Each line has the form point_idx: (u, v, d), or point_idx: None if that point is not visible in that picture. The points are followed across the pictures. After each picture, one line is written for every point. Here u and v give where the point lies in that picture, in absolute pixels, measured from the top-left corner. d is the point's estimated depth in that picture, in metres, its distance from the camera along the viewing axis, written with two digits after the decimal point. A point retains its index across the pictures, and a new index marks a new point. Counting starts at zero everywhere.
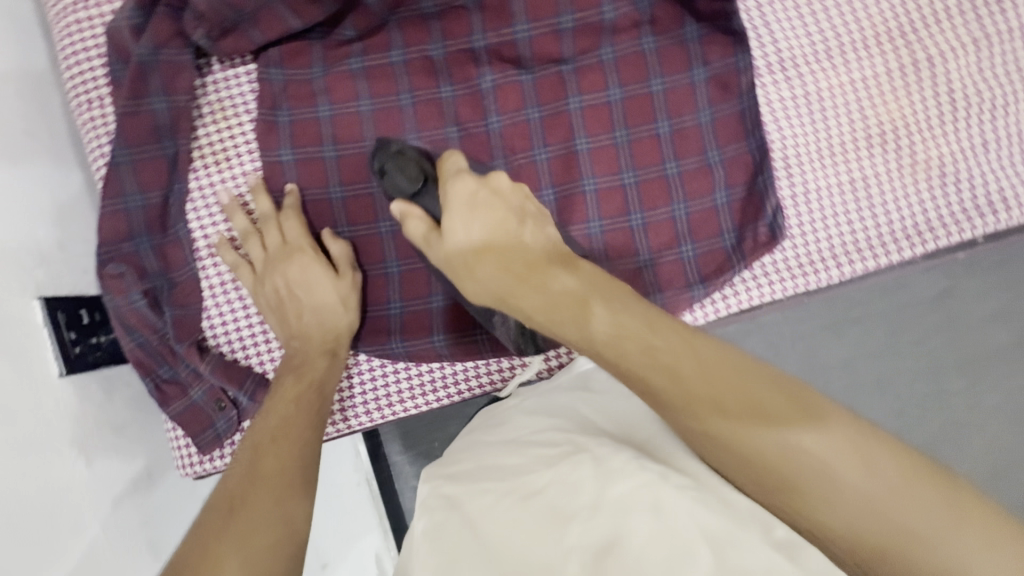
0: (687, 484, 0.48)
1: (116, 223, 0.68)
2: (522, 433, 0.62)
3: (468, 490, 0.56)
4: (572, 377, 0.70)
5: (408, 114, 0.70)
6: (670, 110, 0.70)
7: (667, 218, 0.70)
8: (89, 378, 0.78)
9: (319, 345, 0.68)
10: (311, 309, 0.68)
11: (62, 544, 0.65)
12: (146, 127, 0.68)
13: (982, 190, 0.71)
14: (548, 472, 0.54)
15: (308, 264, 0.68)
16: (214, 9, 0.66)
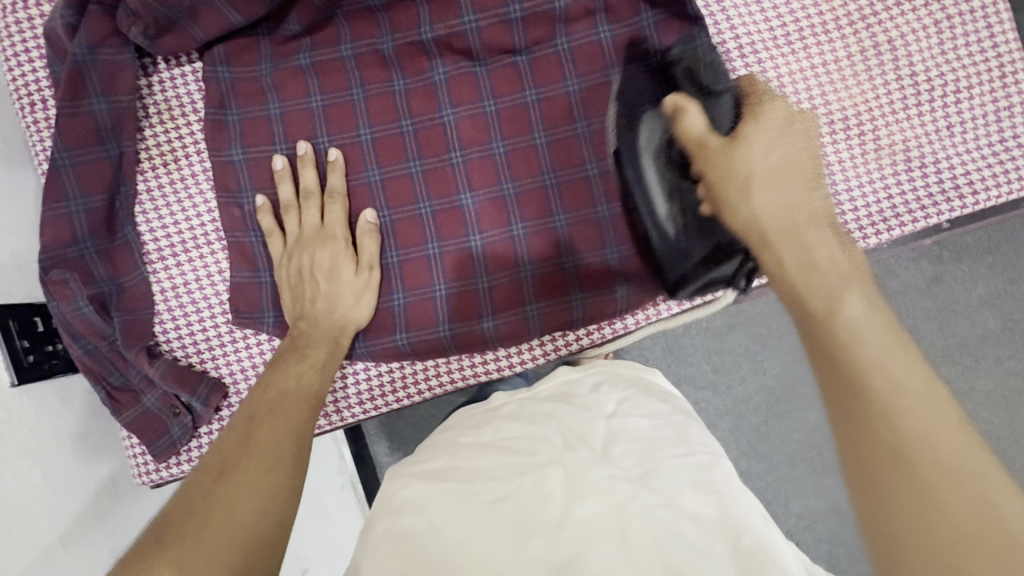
0: (659, 503, 0.49)
1: (58, 228, 0.66)
2: (492, 433, 0.59)
3: (431, 493, 0.53)
4: (552, 388, 0.66)
5: (360, 109, 0.69)
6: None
7: None
8: (45, 388, 0.76)
9: (325, 331, 0.65)
10: (327, 298, 0.65)
11: (21, 557, 0.63)
12: (90, 129, 0.67)
13: (950, 175, 0.69)
14: (515, 479, 0.52)
15: (338, 252, 0.66)
16: (146, 6, 0.63)
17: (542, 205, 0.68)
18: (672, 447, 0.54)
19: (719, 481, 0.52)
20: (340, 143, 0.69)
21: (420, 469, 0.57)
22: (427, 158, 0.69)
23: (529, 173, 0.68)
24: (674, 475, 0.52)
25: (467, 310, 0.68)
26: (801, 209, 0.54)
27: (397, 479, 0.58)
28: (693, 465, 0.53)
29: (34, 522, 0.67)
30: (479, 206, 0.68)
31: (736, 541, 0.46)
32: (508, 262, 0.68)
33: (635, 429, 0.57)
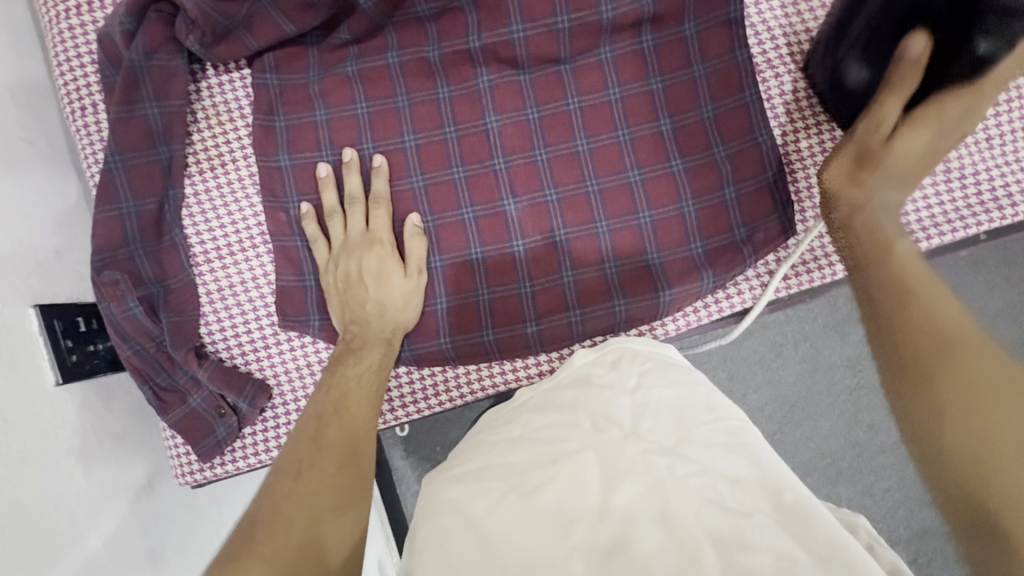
0: (698, 470, 0.47)
1: (110, 230, 0.67)
2: (521, 428, 0.55)
3: (466, 493, 0.49)
4: (573, 373, 0.60)
5: (405, 115, 0.70)
6: (672, 106, 0.69)
7: (676, 216, 0.69)
8: (86, 386, 0.77)
9: (378, 332, 0.67)
10: (376, 302, 0.66)
11: (64, 558, 0.64)
12: (144, 133, 0.68)
13: (990, 187, 0.68)
14: (551, 468, 0.48)
15: (386, 256, 0.67)
16: (206, 15, 0.64)
17: (584, 212, 0.69)
18: (700, 415, 0.52)
19: (758, 451, 0.49)
20: (385, 149, 0.70)
21: (456, 471, 0.53)
22: (470, 164, 0.70)
23: (572, 180, 0.69)
24: (706, 443, 0.49)
25: (510, 314, 0.70)
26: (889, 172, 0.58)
27: (435, 484, 0.53)
28: (723, 430, 0.50)
29: (75, 520, 0.67)
30: (521, 212, 0.70)
31: (775, 496, 0.45)
32: (551, 269, 0.69)
33: (662, 399, 0.53)
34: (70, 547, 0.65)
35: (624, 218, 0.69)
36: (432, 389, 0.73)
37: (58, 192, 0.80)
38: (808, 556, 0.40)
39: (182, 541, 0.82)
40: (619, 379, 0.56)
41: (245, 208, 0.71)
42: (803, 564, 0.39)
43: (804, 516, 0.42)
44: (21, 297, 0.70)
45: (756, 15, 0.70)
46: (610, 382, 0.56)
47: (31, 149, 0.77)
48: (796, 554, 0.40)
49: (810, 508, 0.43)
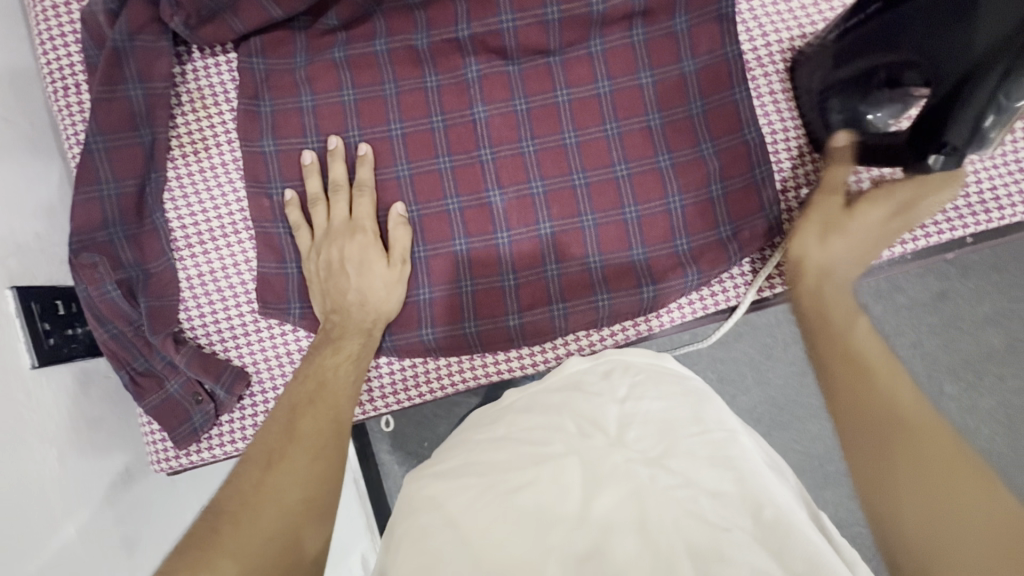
0: (677, 483, 0.45)
1: (89, 211, 0.66)
2: (506, 428, 0.53)
3: (444, 489, 0.47)
4: (562, 378, 0.59)
5: (392, 104, 0.69)
6: (661, 101, 0.69)
7: (661, 211, 0.68)
8: (64, 370, 0.76)
9: (358, 321, 0.66)
10: (357, 291, 0.66)
11: (36, 542, 0.63)
12: (126, 115, 0.67)
13: (979, 189, 0.68)
14: (533, 470, 0.47)
15: (368, 246, 0.66)
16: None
17: (570, 205, 0.69)
18: (688, 428, 0.50)
19: (744, 463, 0.47)
20: (371, 138, 0.69)
21: (437, 468, 0.51)
22: (456, 155, 0.69)
23: (558, 173, 0.69)
24: (693, 455, 0.47)
25: (493, 307, 0.69)
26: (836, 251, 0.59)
27: (415, 481, 0.52)
28: (710, 444, 0.48)
29: (48, 505, 0.67)
30: (507, 204, 0.69)
31: (754, 510, 0.43)
32: (536, 262, 0.69)
33: (651, 414, 0.51)
34: (42, 532, 0.64)
35: (610, 213, 0.69)
36: (413, 381, 0.72)
37: (40, 173, 0.80)
38: (785, 574, 0.38)
39: (159, 529, 0.81)
40: (610, 389, 0.55)
41: (229, 195, 0.71)
42: None
43: (788, 533, 0.41)
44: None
45: (748, 12, 0.69)
46: (600, 391, 0.55)
47: (14, 129, 0.76)
48: (772, 570, 0.39)
49: (792, 525, 0.42)
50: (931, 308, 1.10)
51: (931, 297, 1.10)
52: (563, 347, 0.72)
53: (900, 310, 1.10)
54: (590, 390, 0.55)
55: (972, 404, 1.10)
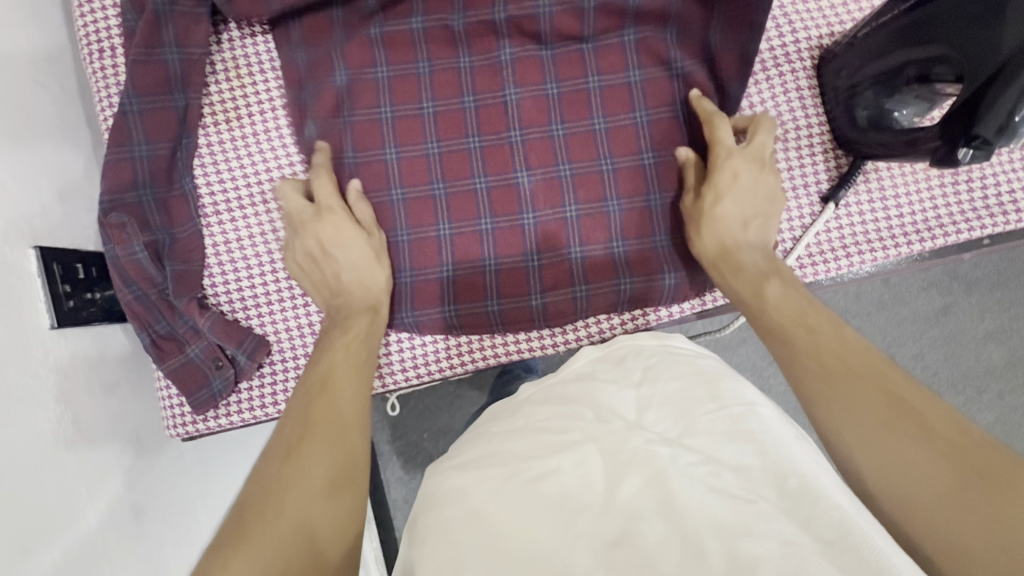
0: (699, 459, 0.44)
1: (120, 171, 0.67)
2: (524, 420, 0.52)
3: (467, 481, 0.47)
4: (577, 372, 0.57)
5: (426, 82, 0.70)
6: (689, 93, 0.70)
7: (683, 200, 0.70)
8: (81, 333, 0.76)
9: (361, 300, 0.66)
10: (348, 267, 0.66)
11: (46, 500, 0.63)
12: (161, 78, 0.68)
13: (996, 191, 0.69)
14: (554, 458, 0.46)
15: (342, 223, 0.66)
16: None
17: (597, 190, 0.69)
18: (705, 403, 0.48)
19: (765, 436, 0.45)
20: (402, 114, 0.70)
21: (457, 461, 0.51)
22: (486, 135, 0.70)
23: (587, 157, 0.70)
24: (711, 432, 0.46)
25: (515, 285, 0.70)
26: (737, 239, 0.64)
27: (435, 475, 0.51)
28: (727, 418, 0.47)
29: (60, 465, 0.66)
30: (534, 185, 0.70)
31: (778, 482, 0.42)
32: (559, 244, 0.70)
33: (666, 390, 0.51)
34: (53, 491, 0.64)
35: (634, 199, 0.70)
36: (432, 357, 0.73)
37: (67, 136, 0.80)
38: (814, 541, 0.38)
39: (165, 498, 0.81)
40: (624, 374, 0.54)
41: (258, 166, 0.71)
42: (811, 550, 0.37)
43: (816, 505, 0.40)
44: (23, 236, 0.69)
45: (779, 9, 0.71)
46: (614, 376, 0.54)
47: (44, 90, 0.76)
48: (803, 540, 0.38)
49: (817, 492, 0.40)
50: (934, 321, 1.12)
51: (934, 310, 1.12)
52: (581, 330, 0.73)
53: (905, 320, 1.12)
54: (605, 377, 0.54)
55: (971, 417, 1.12)
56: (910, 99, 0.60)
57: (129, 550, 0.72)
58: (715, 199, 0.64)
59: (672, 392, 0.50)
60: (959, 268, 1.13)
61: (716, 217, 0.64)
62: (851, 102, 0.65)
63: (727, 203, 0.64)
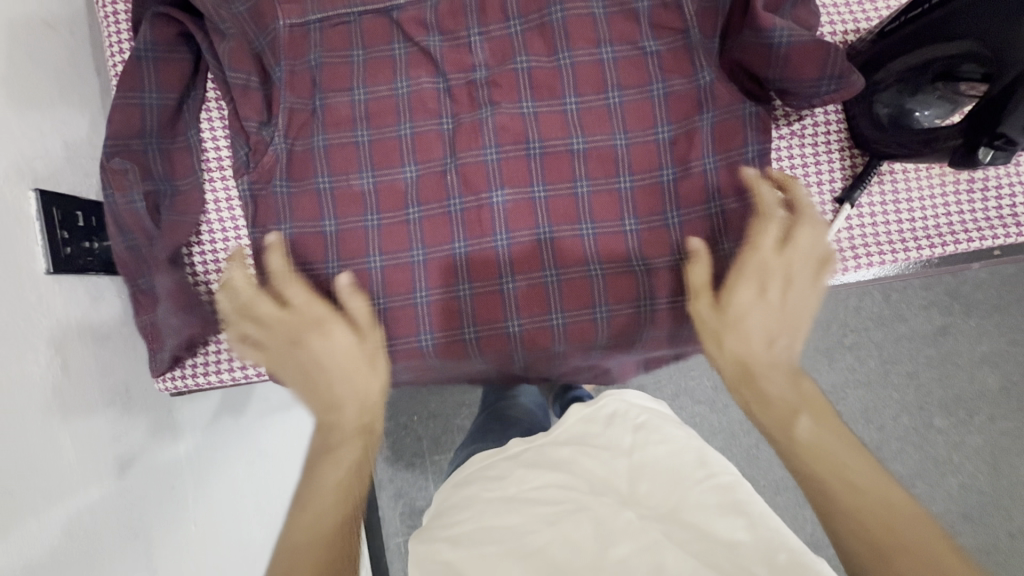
0: (693, 536, 0.42)
1: (129, 116, 0.65)
2: (517, 485, 0.51)
3: (462, 551, 0.45)
4: (569, 433, 0.57)
5: (446, 139, 0.70)
6: (787, 70, 0.63)
7: (661, 226, 0.69)
8: (75, 281, 0.76)
9: (354, 425, 0.57)
10: (339, 377, 0.58)
11: (30, 444, 0.62)
12: (179, 27, 0.68)
13: (1011, 200, 0.68)
14: (548, 532, 0.44)
15: (331, 327, 0.61)
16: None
17: (614, 208, 0.70)
18: (695, 472, 0.48)
19: (746, 503, 0.45)
20: (426, 172, 0.70)
21: (449, 532, 0.48)
22: (551, 184, 0.70)
23: (605, 176, 0.70)
24: (702, 504, 0.45)
25: (535, 303, 0.70)
26: (759, 359, 0.55)
27: (426, 544, 0.48)
28: (716, 489, 0.46)
29: (46, 412, 0.66)
30: (550, 200, 0.70)
31: (768, 558, 0.40)
32: (578, 260, 0.70)
33: (656, 462, 0.50)
34: (38, 436, 0.64)
35: (653, 218, 0.70)
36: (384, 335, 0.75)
37: (76, 82, 0.80)
38: None
39: (151, 458, 0.80)
40: (615, 441, 0.54)
41: (243, 196, 0.69)
42: None
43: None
44: (24, 177, 0.69)
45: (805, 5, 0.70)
46: (606, 444, 0.54)
47: (56, 34, 0.76)
48: None
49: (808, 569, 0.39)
50: (932, 341, 1.11)
51: (932, 329, 1.11)
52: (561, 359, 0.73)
53: (900, 338, 1.11)
54: (598, 443, 0.54)
55: (961, 439, 1.11)
56: (932, 99, 0.59)
57: (112, 504, 0.71)
58: (735, 316, 0.58)
59: (666, 467, 0.49)
60: (960, 289, 1.12)
61: (735, 336, 0.57)
62: (871, 99, 0.63)
63: (752, 326, 0.57)
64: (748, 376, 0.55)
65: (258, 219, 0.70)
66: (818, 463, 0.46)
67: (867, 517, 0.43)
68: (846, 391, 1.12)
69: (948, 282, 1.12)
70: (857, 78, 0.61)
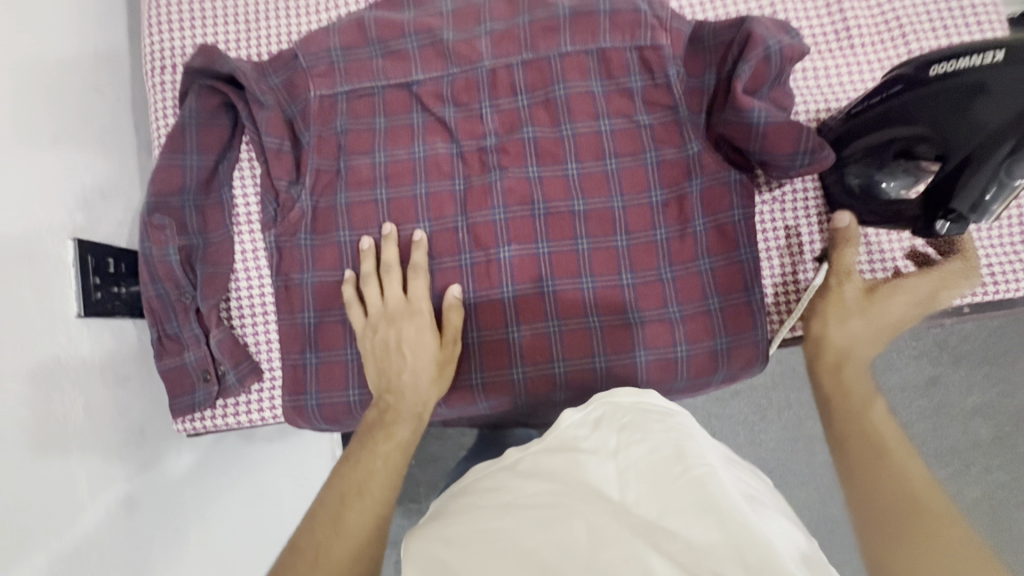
0: (675, 545, 0.40)
1: (170, 176, 0.72)
2: (508, 495, 0.48)
3: (453, 553, 0.44)
4: (561, 436, 0.53)
5: (459, 198, 0.77)
6: (766, 144, 0.70)
7: (655, 280, 0.75)
8: (102, 324, 0.80)
9: (411, 406, 0.68)
10: (410, 369, 0.69)
11: (50, 482, 0.65)
12: (222, 97, 0.74)
13: (973, 262, 0.76)
14: (542, 535, 0.43)
15: (423, 328, 0.71)
16: (317, 35, 0.76)
17: (612, 264, 0.75)
18: (673, 468, 0.46)
19: (723, 503, 0.42)
20: (439, 229, 0.76)
21: (444, 534, 0.47)
22: (554, 241, 0.76)
23: (604, 234, 0.76)
24: (680, 505, 0.43)
25: (538, 351, 0.75)
26: (854, 351, 0.66)
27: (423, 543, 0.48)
28: (694, 484, 0.44)
29: (67, 451, 0.69)
30: (554, 255, 0.75)
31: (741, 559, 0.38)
32: (578, 311, 0.75)
33: (639, 458, 0.48)
34: (59, 475, 0.66)
35: (648, 273, 0.75)
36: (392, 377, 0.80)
37: (115, 141, 0.87)
38: None
39: (162, 497, 0.83)
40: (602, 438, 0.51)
41: (269, 247, 0.75)
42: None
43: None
44: (64, 229, 0.74)
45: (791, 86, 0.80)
46: (594, 444, 0.51)
47: (99, 99, 0.85)
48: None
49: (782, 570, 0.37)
50: (923, 391, 1.15)
51: (923, 380, 1.15)
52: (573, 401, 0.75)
53: (891, 388, 1.15)
54: (585, 445, 0.51)
55: (956, 491, 1.13)
56: (897, 172, 0.66)
57: (122, 544, 0.73)
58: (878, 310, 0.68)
59: (648, 466, 0.47)
60: (948, 340, 1.15)
61: (841, 323, 0.68)
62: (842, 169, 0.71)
63: (844, 339, 0.67)
64: (837, 367, 0.65)
65: (281, 268, 0.75)
66: (896, 471, 0.51)
67: (915, 527, 0.46)
68: None
69: (936, 334, 1.15)
70: (827, 154, 0.68)
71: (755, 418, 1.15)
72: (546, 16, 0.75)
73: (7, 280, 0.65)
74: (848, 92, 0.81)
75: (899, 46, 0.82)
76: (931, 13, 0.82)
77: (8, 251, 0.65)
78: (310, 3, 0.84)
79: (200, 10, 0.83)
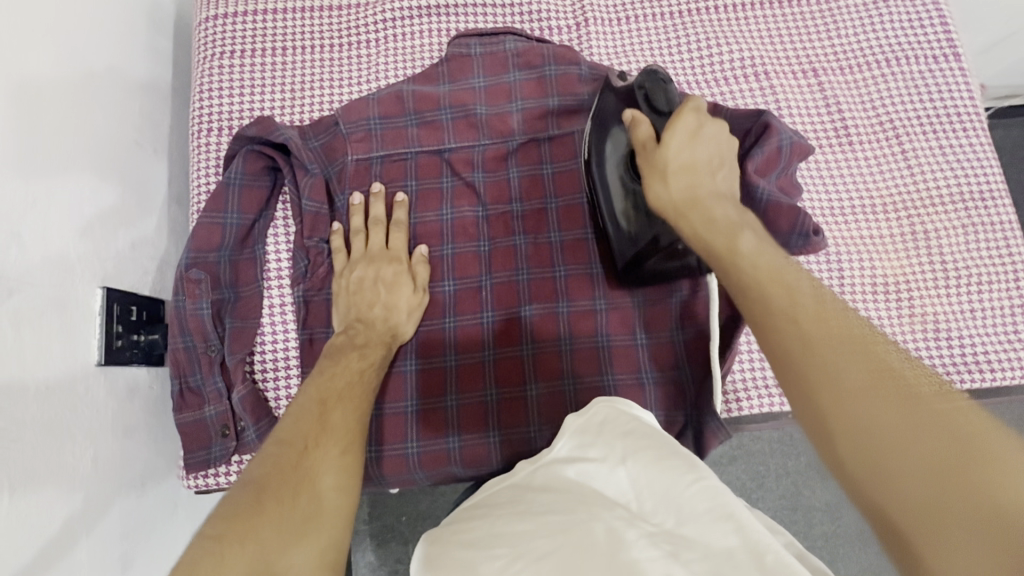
0: (690, 552, 0.38)
1: (211, 234, 0.75)
2: (530, 503, 0.50)
3: (473, 553, 0.45)
4: (570, 444, 0.55)
5: (484, 258, 0.80)
6: (765, 220, 0.75)
7: (667, 341, 0.77)
8: (119, 373, 0.79)
9: (381, 335, 0.72)
10: (384, 304, 0.73)
11: (53, 537, 0.62)
12: (267, 161, 0.79)
13: (962, 349, 0.82)
14: (555, 538, 0.42)
15: (400, 271, 0.75)
16: (360, 103, 0.81)
17: (627, 324, 0.78)
18: (682, 473, 0.44)
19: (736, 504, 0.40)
20: (462, 287, 0.79)
21: (463, 536, 0.49)
22: (574, 301, 0.78)
23: (621, 296, 0.78)
24: (693, 511, 0.41)
25: (554, 411, 0.76)
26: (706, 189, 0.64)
27: (438, 545, 0.49)
28: (706, 490, 0.42)
29: (71, 502, 0.66)
30: (572, 315, 0.78)
31: (756, 558, 0.36)
32: (595, 369, 0.77)
33: (647, 462, 0.46)
34: (63, 528, 0.64)
35: (660, 334, 0.78)
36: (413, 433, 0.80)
37: (149, 191, 0.90)
38: None
39: (151, 553, 0.80)
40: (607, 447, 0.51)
41: (297, 301, 0.78)
42: None
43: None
44: (95, 277, 0.75)
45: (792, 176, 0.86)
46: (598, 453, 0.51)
47: (140, 151, 0.89)
48: None
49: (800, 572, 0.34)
50: None
51: None
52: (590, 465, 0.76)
53: None
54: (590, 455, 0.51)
55: None
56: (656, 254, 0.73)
57: None
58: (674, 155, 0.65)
59: (654, 472, 0.45)
60: None
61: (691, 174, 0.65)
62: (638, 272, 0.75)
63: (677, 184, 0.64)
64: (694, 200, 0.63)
65: (307, 322, 0.78)
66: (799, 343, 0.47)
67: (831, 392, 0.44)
68: (839, 512, 1.14)
69: None
70: (821, 240, 0.75)
71: (752, 486, 1.15)
72: (572, 100, 0.82)
73: (38, 326, 0.65)
74: (844, 184, 0.88)
75: (893, 145, 0.90)
76: (920, 118, 0.90)
77: (43, 297, 0.66)
78: (351, 76, 0.91)
79: (248, 79, 0.89)
